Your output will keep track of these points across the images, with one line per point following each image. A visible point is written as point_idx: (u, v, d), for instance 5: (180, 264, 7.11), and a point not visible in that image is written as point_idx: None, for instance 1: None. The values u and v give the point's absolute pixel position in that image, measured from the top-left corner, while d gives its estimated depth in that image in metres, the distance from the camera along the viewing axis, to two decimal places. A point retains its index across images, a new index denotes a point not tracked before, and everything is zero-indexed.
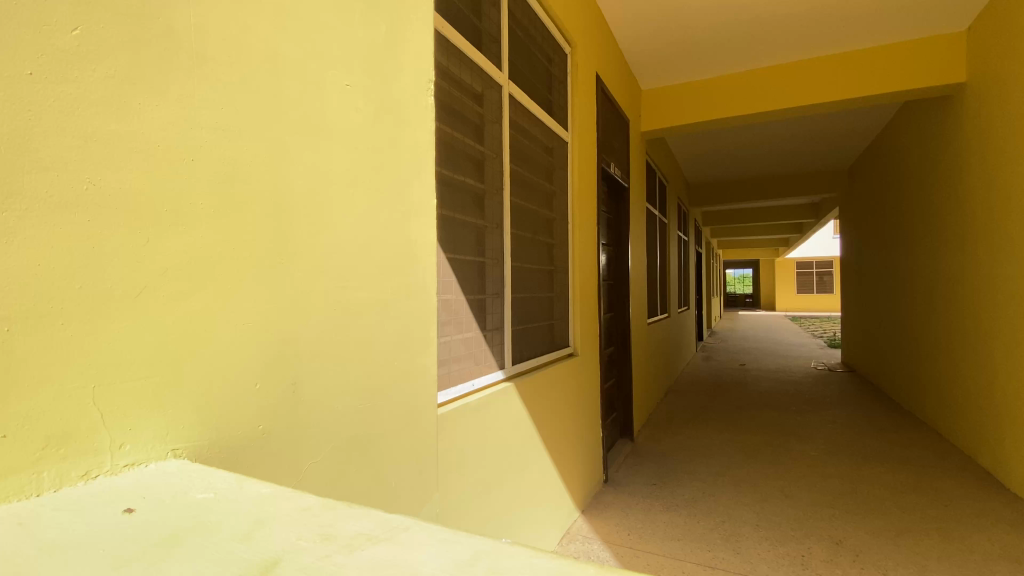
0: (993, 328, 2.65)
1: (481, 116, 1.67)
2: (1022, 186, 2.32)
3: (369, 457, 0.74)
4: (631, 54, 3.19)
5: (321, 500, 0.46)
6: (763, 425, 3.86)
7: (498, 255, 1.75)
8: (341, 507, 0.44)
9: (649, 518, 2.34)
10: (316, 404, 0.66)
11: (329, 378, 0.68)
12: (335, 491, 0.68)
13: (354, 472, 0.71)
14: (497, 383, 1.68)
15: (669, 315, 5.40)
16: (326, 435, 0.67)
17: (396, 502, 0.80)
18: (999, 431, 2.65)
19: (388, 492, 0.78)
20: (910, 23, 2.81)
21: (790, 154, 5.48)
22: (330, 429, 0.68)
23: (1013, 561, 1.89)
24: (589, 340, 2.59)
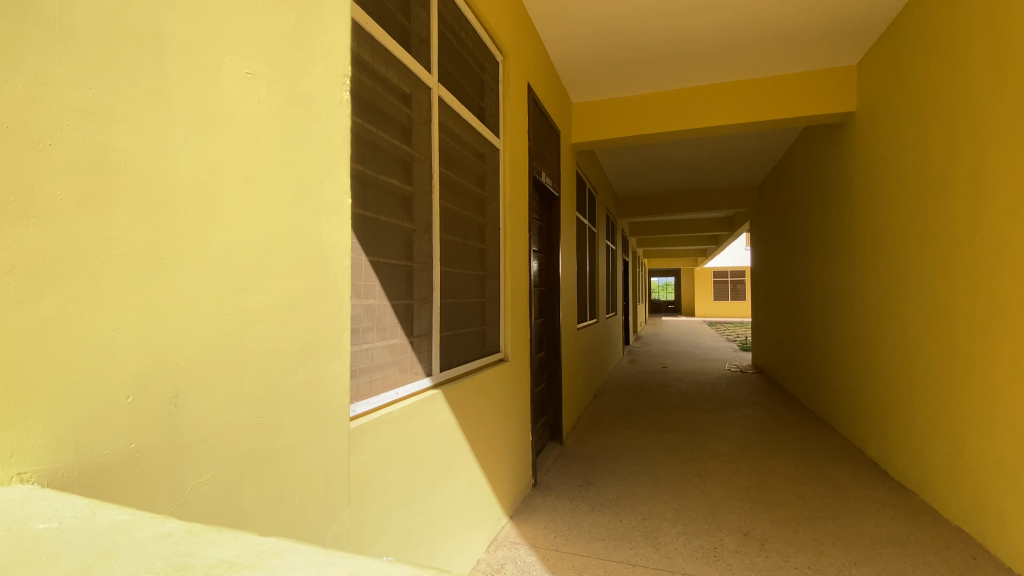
0: (881, 332, 2.98)
1: (410, 117, 1.63)
2: (905, 207, 2.62)
3: (268, 476, 0.69)
4: (562, 66, 3.28)
5: (186, 527, 0.44)
6: (683, 425, 4.08)
7: (427, 259, 1.72)
8: (206, 534, 0.44)
9: (575, 519, 2.39)
10: (207, 417, 0.61)
11: (224, 388, 0.63)
12: (224, 513, 0.63)
13: (249, 490, 0.66)
14: (423, 391, 1.64)
15: (597, 320, 5.56)
16: (215, 452, 0.62)
17: (300, 523, 0.75)
18: (884, 424, 2.98)
19: (291, 511, 0.73)
20: (806, 56, 3.12)
21: (708, 170, 5.89)
22: (222, 447, 0.63)
23: (894, 542, 2.11)
24: (519, 346, 2.61)
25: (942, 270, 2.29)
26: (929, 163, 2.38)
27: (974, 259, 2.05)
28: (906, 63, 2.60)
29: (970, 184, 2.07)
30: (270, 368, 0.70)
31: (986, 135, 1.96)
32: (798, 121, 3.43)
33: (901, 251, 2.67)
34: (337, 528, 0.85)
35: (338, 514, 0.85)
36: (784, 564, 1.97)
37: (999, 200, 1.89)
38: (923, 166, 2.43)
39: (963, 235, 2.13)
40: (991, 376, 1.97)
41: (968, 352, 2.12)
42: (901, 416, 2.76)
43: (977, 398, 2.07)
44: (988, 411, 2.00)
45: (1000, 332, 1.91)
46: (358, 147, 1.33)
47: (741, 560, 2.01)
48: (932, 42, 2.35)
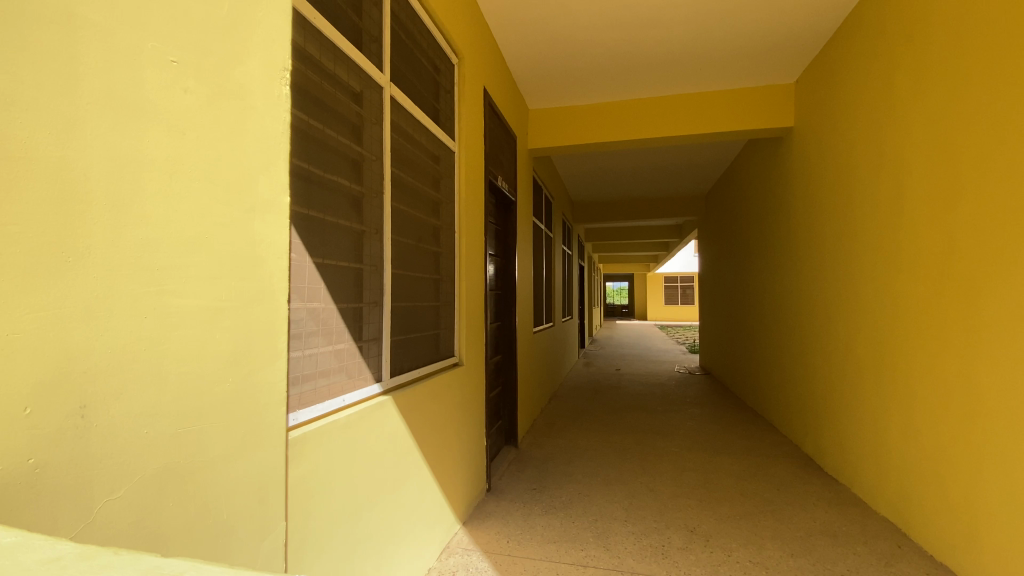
0: (815, 335, 3.17)
1: (360, 116, 1.59)
2: (838, 218, 2.79)
3: (191, 490, 0.65)
4: (519, 72, 3.31)
5: (78, 551, 0.42)
6: (635, 425, 4.18)
7: (378, 261, 1.68)
8: (100, 559, 0.41)
9: (528, 523, 2.39)
10: (122, 427, 0.57)
11: (142, 396, 0.59)
12: (138, 531, 0.59)
13: (168, 507, 0.62)
14: (372, 397, 1.59)
15: (553, 324, 5.63)
16: (129, 468, 0.58)
17: (225, 538, 0.71)
18: (819, 421, 3.17)
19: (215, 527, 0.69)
20: (749, 72, 3.30)
21: (659, 179, 6.09)
22: (139, 461, 0.59)
23: (827, 534, 2.24)
24: (474, 350, 2.59)
25: (871, 277, 2.45)
26: (859, 177, 2.55)
27: (898, 268, 2.21)
28: (839, 82, 2.77)
29: (894, 198, 2.23)
30: (195, 376, 0.66)
31: (909, 153, 2.13)
32: (741, 134, 3.61)
33: (835, 259, 2.84)
34: (270, 542, 0.80)
35: (271, 526, 0.81)
36: (727, 559, 2.05)
37: (921, 214, 2.05)
38: (853, 180, 2.61)
39: (889, 246, 2.28)
40: (913, 377, 2.13)
41: (893, 353, 2.28)
42: (833, 413, 2.94)
43: (901, 397, 2.23)
44: (911, 408, 2.15)
45: (920, 337, 2.07)
46: (304, 145, 1.28)
47: (687, 557, 2.07)
48: (862, 63, 2.52)
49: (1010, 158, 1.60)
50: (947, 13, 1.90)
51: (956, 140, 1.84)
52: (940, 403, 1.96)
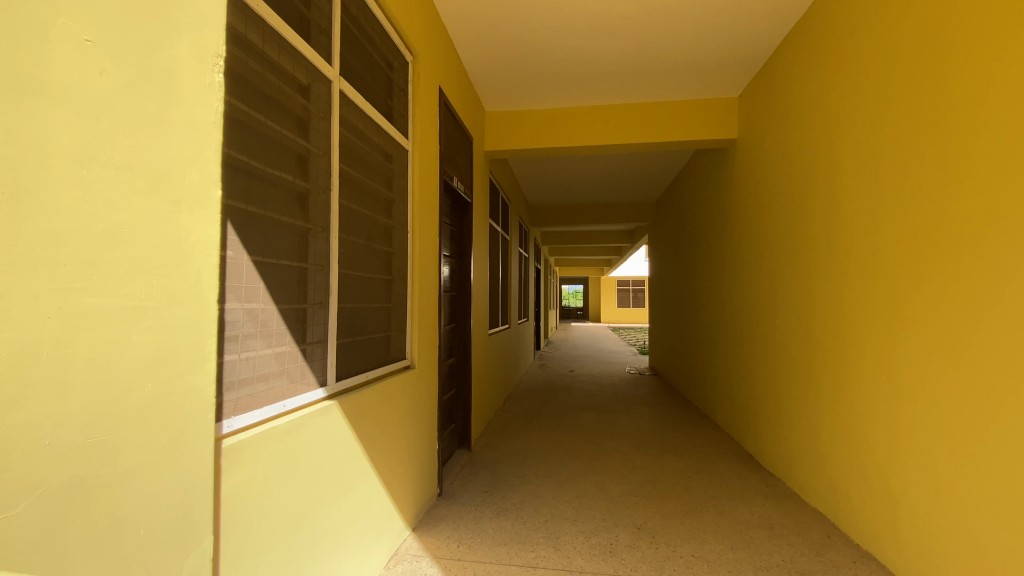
0: (756, 336, 3.33)
1: (307, 110, 1.53)
2: (778, 225, 2.94)
3: (105, 490, 0.67)
4: (475, 73, 3.31)
5: None
6: (587, 426, 4.24)
7: (323, 260, 1.61)
8: None
9: (479, 526, 2.37)
10: (34, 423, 0.59)
11: (51, 395, 0.61)
12: (40, 531, 0.60)
13: (77, 512, 0.64)
14: (317, 403, 1.53)
15: (509, 326, 5.62)
16: (27, 464, 0.59)
17: (142, 539, 0.73)
18: (758, 419, 3.33)
19: (134, 526, 0.72)
20: (695, 84, 3.44)
21: (612, 184, 6.24)
22: (44, 453, 0.61)
23: (764, 527, 2.35)
24: (427, 352, 2.55)
25: (807, 283, 2.59)
26: (797, 188, 2.69)
27: (831, 274, 2.35)
28: (779, 98, 2.93)
29: (828, 208, 2.37)
30: (106, 364, 0.68)
31: (841, 166, 2.27)
32: (689, 143, 3.76)
33: (774, 265, 3.00)
34: (195, 547, 0.82)
35: (194, 528, 0.82)
36: (671, 554, 2.11)
37: (851, 223, 2.19)
38: (792, 190, 2.76)
39: (823, 253, 2.42)
40: (843, 376, 2.27)
41: (825, 354, 2.43)
42: (771, 412, 3.10)
43: (832, 396, 2.37)
44: (840, 405, 2.30)
45: (849, 339, 2.21)
46: (242, 135, 1.21)
47: (634, 554, 2.12)
48: (800, 81, 2.67)
49: (927, 173, 1.74)
50: (872, 37, 2.04)
51: (881, 156, 1.98)
52: (865, 401, 2.10)
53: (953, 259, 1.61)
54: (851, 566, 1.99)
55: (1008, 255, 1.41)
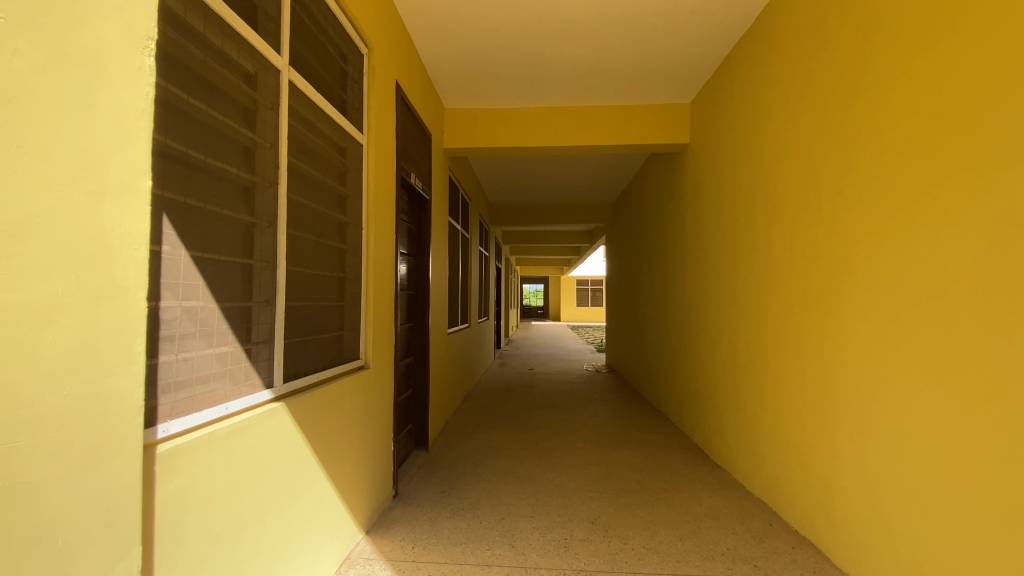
0: (705, 334, 3.46)
1: (253, 100, 1.47)
2: (727, 228, 3.06)
3: (13, 503, 0.62)
4: (433, 69, 3.27)
5: None
6: (545, 423, 4.28)
7: (271, 256, 1.55)
8: None
9: (434, 527, 2.35)
10: None
11: None
12: None
13: None
14: (262, 405, 1.47)
15: (468, 325, 5.59)
16: None
17: (57, 552, 0.68)
18: (706, 413, 3.46)
19: (48, 538, 0.67)
20: (650, 89, 3.54)
21: (571, 185, 6.33)
22: None
23: (710, 517, 2.45)
24: (382, 351, 2.50)
25: (752, 283, 2.72)
26: (744, 193, 2.82)
27: (774, 275, 2.47)
28: (729, 105, 3.05)
29: (773, 212, 2.49)
30: (18, 366, 0.63)
31: (784, 173, 2.38)
32: (644, 147, 3.86)
33: (723, 266, 3.12)
34: (121, 559, 0.78)
35: (119, 539, 0.78)
36: (623, 546, 2.17)
37: (792, 226, 2.30)
38: (739, 195, 2.88)
39: (767, 254, 2.55)
40: (783, 372, 2.40)
41: (768, 351, 2.55)
42: (719, 406, 3.23)
43: (773, 390, 2.50)
44: (781, 398, 2.42)
45: (789, 337, 2.34)
46: (178, 123, 1.15)
47: (588, 548, 2.16)
48: (748, 89, 2.79)
49: (857, 180, 1.86)
50: (811, 51, 2.16)
51: (819, 164, 2.10)
52: (803, 395, 2.22)
53: (877, 261, 1.74)
54: (790, 551, 2.11)
55: (924, 257, 1.53)
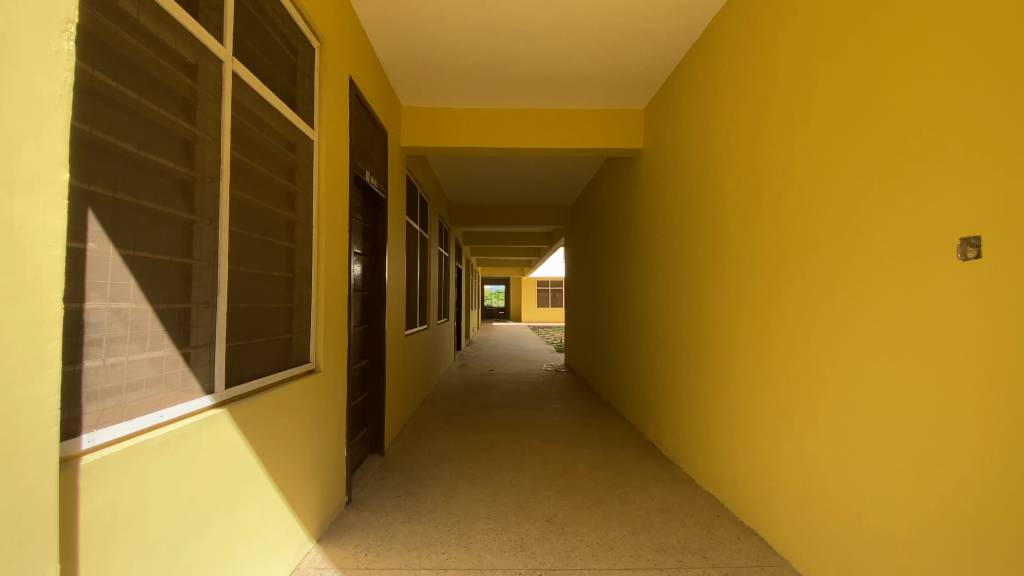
0: (659, 334, 3.57)
1: (193, 91, 1.40)
2: (679, 231, 3.16)
3: None
4: (389, 66, 3.21)
5: None
6: (503, 424, 4.29)
7: (211, 255, 1.48)
8: None
9: (389, 532, 2.31)
10: None
11: None
12: None
13: None
14: (201, 411, 1.40)
15: (427, 326, 5.53)
16: None
17: None
18: (660, 411, 3.57)
19: None
20: (605, 94, 3.62)
21: (530, 187, 6.37)
22: None
23: (662, 511, 2.53)
24: (335, 354, 2.44)
25: (702, 285, 2.83)
26: (695, 198, 2.93)
27: (722, 276, 2.58)
28: (681, 112, 3.15)
29: (721, 216, 2.59)
30: None
31: (731, 179, 2.49)
32: (600, 151, 3.94)
33: (676, 267, 3.22)
34: None
35: (33, 559, 0.72)
36: (578, 544, 2.20)
37: (739, 231, 2.41)
38: (691, 199, 2.99)
39: (716, 258, 2.65)
40: (730, 369, 2.51)
41: (716, 349, 2.66)
42: (672, 403, 3.34)
43: (721, 388, 2.60)
44: (728, 393, 2.53)
45: (735, 336, 2.44)
46: (104, 111, 1.08)
47: (543, 547, 2.18)
48: (698, 98, 2.90)
49: (794, 187, 1.97)
50: (755, 63, 2.26)
51: (762, 170, 2.20)
52: (748, 391, 2.33)
53: (813, 263, 1.84)
54: (735, 541, 2.20)
55: (852, 259, 1.64)
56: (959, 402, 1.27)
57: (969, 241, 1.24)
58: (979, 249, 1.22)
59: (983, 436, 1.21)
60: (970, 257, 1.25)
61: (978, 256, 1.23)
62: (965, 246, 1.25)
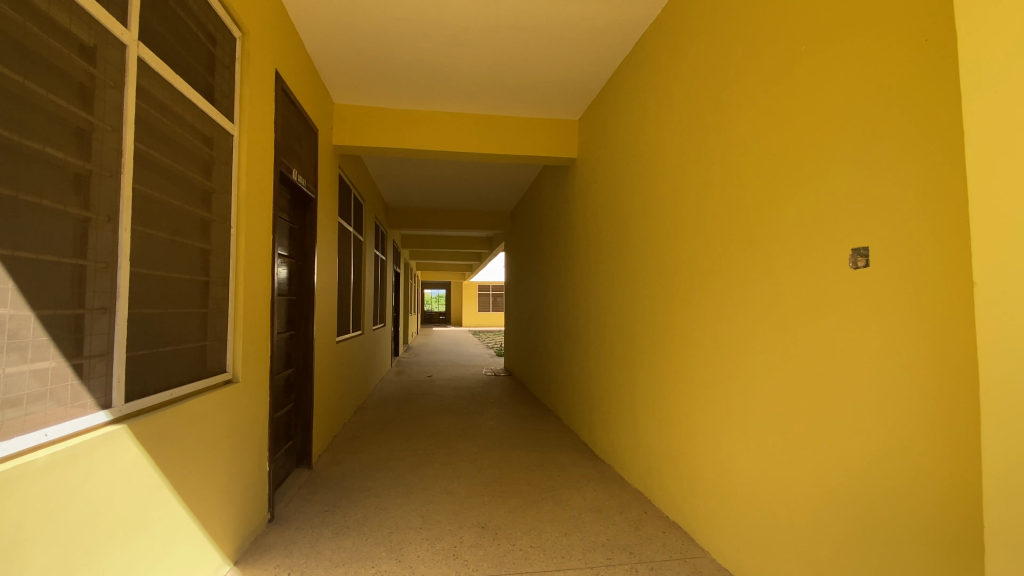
0: (593, 337, 3.68)
1: (90, 76, 1.27)
2: (612, 238, 3.29)
3: None
4: (320, 62, 3.10)
5: None
6: (440, 430, 4.23)
7: (110, 256, 1.35)
8: None
9: (315, 549, 2.20)
10: None
11: None
12: None
13: None
14: (96, 428, 1.27)
15: (362, 331, 5.36)
16: None
17: None
18: (593, 412, 3.68)
19: None
20: (541, 102, 3.70)
21: (468, 191, 6.37)
22: None
23: (594, 510, 2.60)
24: (256, 363, 2.30)
25: (632, 291, 2.95)
26: (626, 207, 3.06)
27: (650, 282, 2.71)
28: (613, 125, 3.29)
29: (650, 225, 2.72)
30: None
31: (658, 190, 2.62)
32: (536, 158, 4.01)
33: (609, 274, 3.35)
34: None
35: None
36: (511, 548, 2.21)
37: (665, 239, 2.54)
38: (622, 209, 3.12)
39: (645, 265, 2.78)
40: (658, 371, 2.63)
41: (645, 351, 2.78)
42: (604, 404, 3.45)
43: (649, 389, 2.73)
44: (656, 394, 2.66)
45: (662, 341, 2.57)
46: None
47: (476, 553, 2.17)
48: (629, 111, 3.03)
49: (712, 201, 2.12)
50: (679, 83, 2.41)
51: (685, 183, 2.34)
52: (673, 391, 2.46)
53: (731, 272, 1.98)
54: (660, 535, 2.31)
55: (762, 267, 1.78)
56: (849, 398, 1.40)
57: (859, 251, 1.36)
58: (868, 259, 1.34)
59: (869, 430, 1.34)
60: (860, 266, 1.37)
61: (867, 265, 1.34)
62: (856, 256, 1.37)
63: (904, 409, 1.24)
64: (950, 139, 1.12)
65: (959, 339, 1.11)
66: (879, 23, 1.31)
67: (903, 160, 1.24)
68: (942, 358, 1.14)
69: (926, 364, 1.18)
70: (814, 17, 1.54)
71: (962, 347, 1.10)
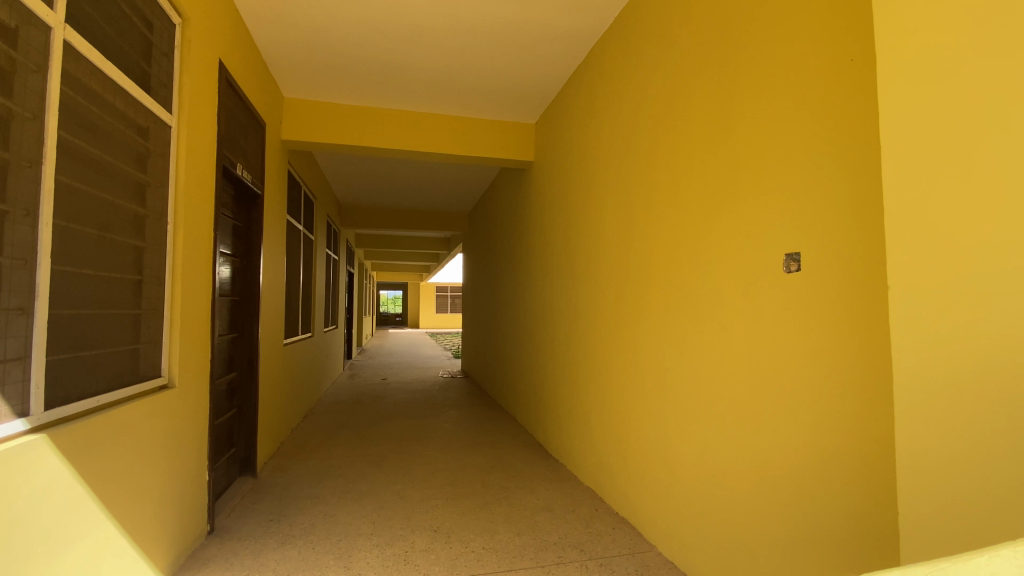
0: (547, 339, 3.73)
1: (11, 59, 1.18)
2: (567, 241, 3.35)
3: None
4: (269, 53, 2.99)
5: None
6: (394, 434, 4.15)
7: (29, 253, 1.25)
8: None
9: (258, 561, 2.11)
10: None
11: None
12: None
13: None
14: (11, 439, 1.18)
15: (312, 334, 5.19)
16: None
17: None
18: (547, 413, 3.73)
19: None
20: (497, 104, 3.72)
21: (424, 191, 6.31)
22: None
23: (547, 509, 2.64)
24: (196, 367, 2.19)
25: (586, 293, 3.02)
26: (580, 210, 3.12)
27: (603, 284, 2.78)
28: (568, 130, 3.34)
29: (603, 229, 2.79)
30: None
31: (610, 195, 2.70)
32: (492, 160, 4.03)
33: (563, 276, 3.40)
34: None
35: None
36: (463, 551, 2.21)
37: (617, 243, 2.61)
38: (576, 213, 3.19)
39: (598, 268, 2.85)
40: (609, 371, 2.70)
41: (597, 352, 2.85)
42: (558, 405, 3.50)
43: (601, 389, 2.80)
44: (607, 394, 2.73)
45: (614, 342, 2.65)
46: None
47: (427, 557, 2.15)
48: (583, 117, 3.10)
49: (661, 207, 2.20)
50: (631, 92, 2.49)
51: (635, 189, 2.42)
52: (624, 390, 2.53)
53: (676, 275, 2.06)
54: (610, 532, 2.37)
55: (706, 271, 1.87)
56: (783, 394, 1.49)
57: (792, 256, 1.46)
58: (799, 263, 1.43)
59: (800, 424, 1.43)
60: (792, 270, 1.46)
61: (799, 269, 1.44)
62: (789, 260, 1.47)
63: (830, 404, 1.33)
64: (867, 155, 1.22)
65: (876, 339, 1.21)
66: (809, 45, 1.40)
67: (829, 174, 1.34)
68: (862, 357, 1.24)
69: (848, 362, 1.28)
70: (753, 36, 1.63)
71: (878, 346, 1.20)
